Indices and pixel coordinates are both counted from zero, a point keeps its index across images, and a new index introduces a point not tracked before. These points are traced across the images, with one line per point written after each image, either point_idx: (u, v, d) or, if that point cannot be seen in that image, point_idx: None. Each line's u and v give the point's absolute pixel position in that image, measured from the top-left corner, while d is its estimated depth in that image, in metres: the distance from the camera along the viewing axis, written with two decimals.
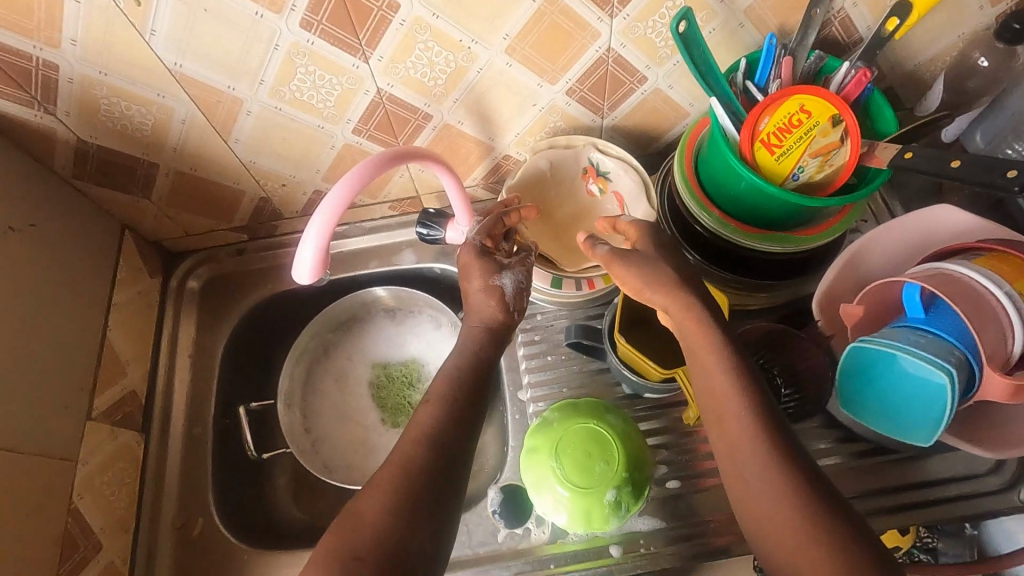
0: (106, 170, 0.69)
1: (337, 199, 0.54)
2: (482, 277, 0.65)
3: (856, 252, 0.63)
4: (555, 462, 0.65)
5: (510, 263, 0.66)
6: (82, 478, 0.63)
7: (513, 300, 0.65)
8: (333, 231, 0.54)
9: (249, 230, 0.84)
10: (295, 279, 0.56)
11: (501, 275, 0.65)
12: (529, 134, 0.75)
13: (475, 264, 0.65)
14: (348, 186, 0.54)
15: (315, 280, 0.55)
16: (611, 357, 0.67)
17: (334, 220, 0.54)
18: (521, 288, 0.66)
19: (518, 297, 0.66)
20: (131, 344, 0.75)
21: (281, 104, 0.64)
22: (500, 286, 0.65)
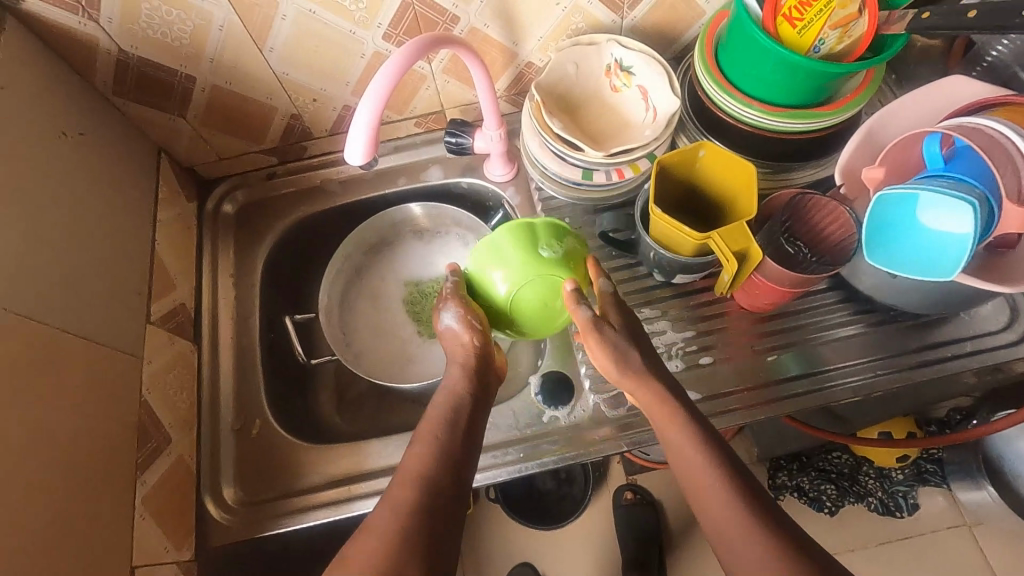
0: (144, 84, 0.71)
1: (385, 78, 0.56)
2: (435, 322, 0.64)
3: (877, 124, 0.66)
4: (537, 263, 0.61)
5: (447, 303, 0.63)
6: (148, 376, 0.66)
7: (464, 328, 0.62)
8: (382, 112, 0.57)
9: (280, 153, 0.86)
10: (347, 163, 0.58)
11: (442, 315, 0.63)
12: (551, 38, 0.77)
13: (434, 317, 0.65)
14: (394, 68, 0.56)
15: (366, 162, 0.58)
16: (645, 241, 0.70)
17: (383, 103, 0.56)
18: (463, 319, 0.62)
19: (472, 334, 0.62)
20: (177, 261, 0.77)
21: (315, 6, 0.66)
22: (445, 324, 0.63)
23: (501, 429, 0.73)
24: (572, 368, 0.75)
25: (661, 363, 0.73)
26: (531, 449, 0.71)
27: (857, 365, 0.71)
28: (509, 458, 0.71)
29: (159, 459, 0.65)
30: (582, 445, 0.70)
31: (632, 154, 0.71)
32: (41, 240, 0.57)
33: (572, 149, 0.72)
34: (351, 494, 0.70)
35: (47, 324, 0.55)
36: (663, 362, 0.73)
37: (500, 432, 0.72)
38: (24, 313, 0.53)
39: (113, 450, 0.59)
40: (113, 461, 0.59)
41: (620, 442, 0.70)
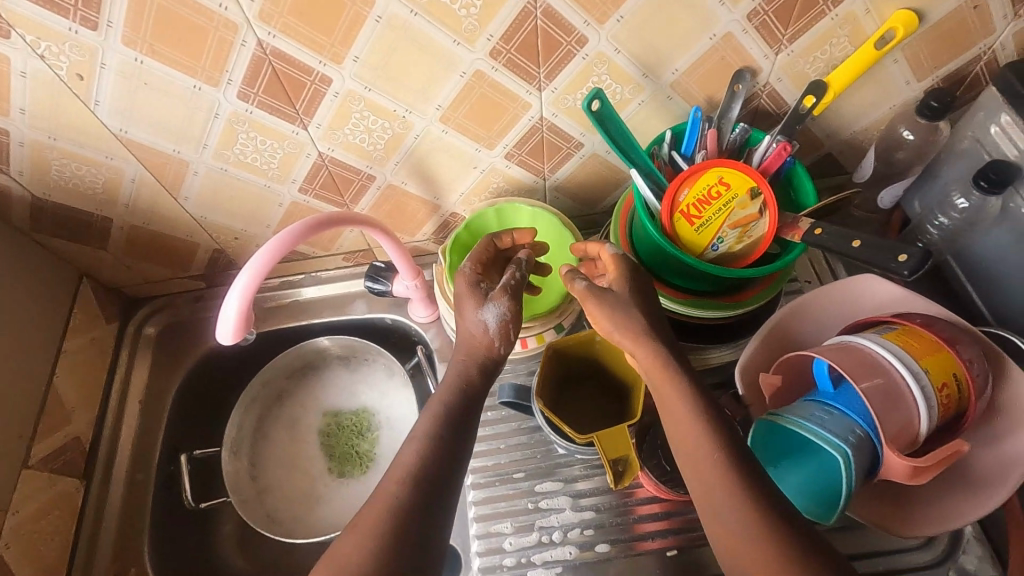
0: (60, 222, 0.72)
1: (259, 262, 0.56)
2: (468, 312, 0.60)
3: (780, 323, 0.64)
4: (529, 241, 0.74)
5: (492, 295, 0.60)
6: (12, 527, 0.64)
7: (498, 334, 0.60)
8: (254, 294, 0.56)
9: (207, 279, 0.87)
10: (217, 339, 0.57)
11: (483, 309, 0.59)
12: (473, 194, 0.77)
13: (466, 297, 0.61)
14: (277, 244, 0.56)
15: (236, 340, 0.57)
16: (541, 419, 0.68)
17: (258, 280, 0.56)
18: (507, 322, 0.59)
19: (504, 331, 0.60)
20: (79, 391, 0.76)
21: (226, 165, 0.67)
22: (483, 323, 0.59)
23: None
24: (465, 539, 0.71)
25: (555, 547, 0.69)
26: None
27: None
28: None
29: None
30: None
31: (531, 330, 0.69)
32: None
33: None
34: None
35: None
36: (556, 547, 0.69)
37: None
38: None
39: None
40: None
41: None
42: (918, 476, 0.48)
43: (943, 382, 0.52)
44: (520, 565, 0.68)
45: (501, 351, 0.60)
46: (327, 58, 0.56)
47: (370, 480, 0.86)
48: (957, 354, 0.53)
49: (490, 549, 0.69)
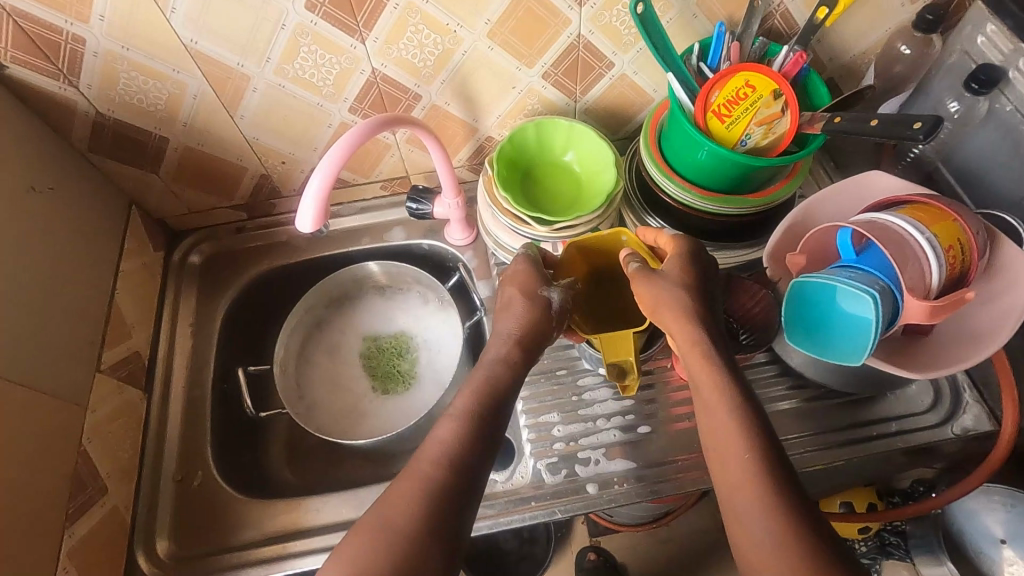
0: (120, 143, 0.75)
1: (334, 157, 0.60)
2: (534, 286, 0.64)
3: (805, 214, 0.70)
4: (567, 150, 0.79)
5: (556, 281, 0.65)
6: (91, 425, 0.67)
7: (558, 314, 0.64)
8: (331, 186, 0.61)
9: (249, 209, 0.90)
10: (297, 228, 0.62)
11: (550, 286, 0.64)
12: (509, 116, 0.83)
13: (529, 280, 0.65)
14: (344, 147, 0.61)
15: (315, 229, 0.62)
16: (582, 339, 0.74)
17: (332, 181, 0.61)
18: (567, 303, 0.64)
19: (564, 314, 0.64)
20: (136, 310, 0.79)
21: (284, 82, 0.71)
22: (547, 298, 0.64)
23: None
24: (515, 430, 0.77)
25: (599, 431, 0.75)
26: None
27: (790, 440, 0.73)
28: None
29: (92, 511, 0.65)
30: (518, 510, 0.71)
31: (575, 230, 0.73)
32: None
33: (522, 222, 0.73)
34: (285, 551, 0.70)
35: None
36: (600, 430, 0.75)
37: None
38: None
39: (42, 500, 0.59)
40: (39, 514, 0.58)
41: (554, 508, 0.71)
42: (934, 316, 0.56)
43: (952, 244, 0.59)
44: (570, 449, 0.74)
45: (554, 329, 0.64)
46: None
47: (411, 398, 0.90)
48: (962, 223, 0.60)
49: (540, 437, 0.75)
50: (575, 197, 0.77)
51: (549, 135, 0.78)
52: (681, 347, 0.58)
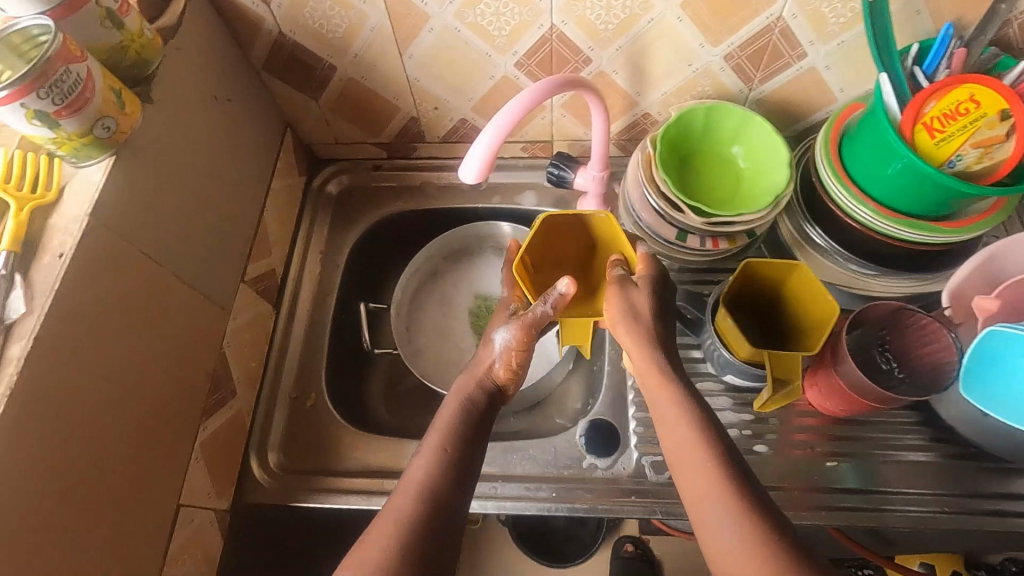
0: (292, 65, 0.76)
1: (513, 110, 0.58)
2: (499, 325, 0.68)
3: (1002, 251, 0.62)
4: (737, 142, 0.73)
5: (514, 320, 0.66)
6: (231, 331, 0.71)
7: (501, 359, 0.65)
8: (503, 141, 0.59)
9: (390, 149, 0.91)
10: (460, 177, 0.60)
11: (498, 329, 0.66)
12: (674, 95, 0.78)
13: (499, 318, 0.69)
14: (520, 106, 0.59)
15: (477, 181, 0.60)
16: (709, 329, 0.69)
17: (503, 139, 0.59)
18: (511, 351, 0.64)
19: (507, 356, 0.64)
20: (278, 229, 0.83)
21: (461, 26, 0.70)
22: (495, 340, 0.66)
23: (539, 464, 0.72)
24: (622, 420, 0.74)
25: None
26: (564, 491, 0.70)
27: (920, 495, 0.67)
28: (541, 494, 0.70)
29: (222, 411, 0.69)
30: (616, 500, 0.69)
31: (735, 227, 0.68)
32: (177, 192, 0.61)
33: (676, 211, 0.69)
34: (382, 487, 0.72)
35: (166, 268, 0.59)
36: None
37: (537, 465, 0.72)
38: (147, 250, 0.57)
39: (186, 393, 0.62)
40: (183, 404, 0.62)
41: (655, 508, 0.68)
42: None
43: None
44: None
45: (502, 375, 0.65)
46: None
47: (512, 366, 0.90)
48: None
49: (649, 433, 0.72)
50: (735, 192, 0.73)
51: (720, 122, 0.72)
52: (638, 367, 0.60)
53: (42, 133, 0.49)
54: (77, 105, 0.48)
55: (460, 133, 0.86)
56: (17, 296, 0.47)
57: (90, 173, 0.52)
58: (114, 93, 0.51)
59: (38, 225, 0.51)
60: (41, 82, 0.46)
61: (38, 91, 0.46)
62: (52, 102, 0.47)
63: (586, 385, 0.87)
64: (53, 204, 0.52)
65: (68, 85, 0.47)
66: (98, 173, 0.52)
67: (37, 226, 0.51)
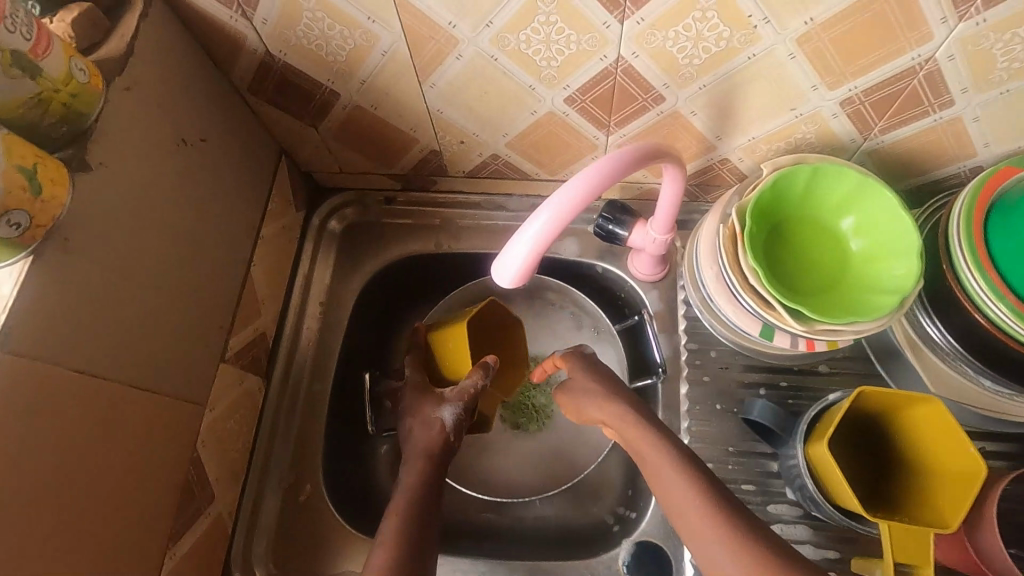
0: (283, 89, 0.61)
1: (575, 196, 0.43)
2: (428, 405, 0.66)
3: None
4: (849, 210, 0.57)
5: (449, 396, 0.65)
6: (207, 424, 0.58)
7: (453, 431, 0.64)
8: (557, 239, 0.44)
9: (405, 181, 0.76)
10: (496, 281, 0.46)
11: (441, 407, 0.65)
12: (764, 142, 0.61)
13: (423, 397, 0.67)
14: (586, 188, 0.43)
15: (518, 286, 0.46)
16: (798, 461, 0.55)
17: (557, 230, 0.43)
18: (461, 422, 0.64)
19: (459, 427, 0.65)
20: (270, 283, 0.69)
21: (498, 54, 0.53)
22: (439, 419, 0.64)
23: None
24: (674, 543, 0.62)
25: None
26: None
27: None
28: None
29: (197, 523, 0.57)
30: None
31: (841, 336, 0.53)
32: (129, 278, 0.48)
33: (766, 307, 0.54)
34: None
35: (116, 380, 0.47)
36: None
37: None
38: (86, 368, 0.44)
39: (148, 523, 0.51)
40: (144, 538, 0.50)
41: None
42: None
43: None
44: None
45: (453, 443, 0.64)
46: None
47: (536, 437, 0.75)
48: None
49: None
50: (839, 275, 0.57)
51: (829, 181, 0.56)
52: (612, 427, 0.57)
53: None
54: None
55: (490, 169, 0.71)
56: None
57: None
58: (24, 174, 0.37)
59: None
60: None
61: None
62: None
63: (629, 462, 0.72)
64: None
65: None
66: (8, 282, 0.39)
67: None
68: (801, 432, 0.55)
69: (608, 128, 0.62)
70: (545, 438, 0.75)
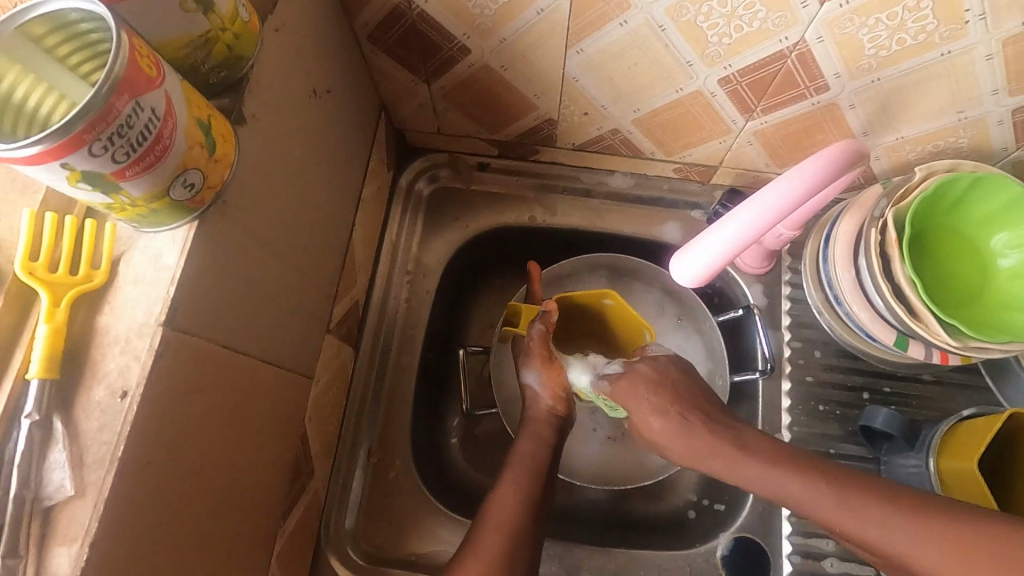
0: (408, 40, 0.55)
1: (773, 212, 0.44)
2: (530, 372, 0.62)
3: None
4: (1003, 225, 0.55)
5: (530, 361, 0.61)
6: (312, 398, 0.55)
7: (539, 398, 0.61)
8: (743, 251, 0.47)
9: (505, 147, 0.71)
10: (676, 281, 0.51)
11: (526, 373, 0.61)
12: (911, 143, 0.58)
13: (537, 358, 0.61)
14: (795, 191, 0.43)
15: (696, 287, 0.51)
16: (923, 470, 0.55)
17: (756, 231, 0.46)
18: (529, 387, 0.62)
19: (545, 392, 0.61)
20: (363, 250, 0.65)
21: (669, 24, 0.49)
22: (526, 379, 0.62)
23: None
24: (773, 540, 0.62)
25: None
26: None
27: None
28: None
29: (300, 500, 0.55)
30: None
31: (986, 353, 0.52)
32: (268, 245, 0.43)
33: (913, 319, 0.53)
34: None
35: (252, 356, 0.43)
36: None
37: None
38: (232, 343, 0.40)
39: (267, 503, 0.48)
40: (264, 518, 0.48)
41: None
42: None
43: None
44: None
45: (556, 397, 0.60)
46: None
47: (601, 422, 0.71)
48: None
49: (808, 563, 0.61)
50: (978, 291, 0.55)
51: (983, 194, 0.54)
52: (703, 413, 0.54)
53: (90, 198, 0.30)
54: (151, 159, 0.30)
55: (604, 143, 0.67)
56: (60, 460, 0.30)
57: (160, 248, 0.34)
58: (202, 128, 0.32)
59: (84, 327, 0.33)
60: (99, 131, 0.27)
61: (93, 145, 0.27)
62: (113, 159, 0.28)
63: None
64: (103, 290, 0.34)
65: (139, 130, 0.28)
66: (173, 250, 0.34)
67: (82, 328, 0.33)
68: (932, 446, 0.55)
69: (752, 113, 0.58)
70: (608, 425, 0.71)
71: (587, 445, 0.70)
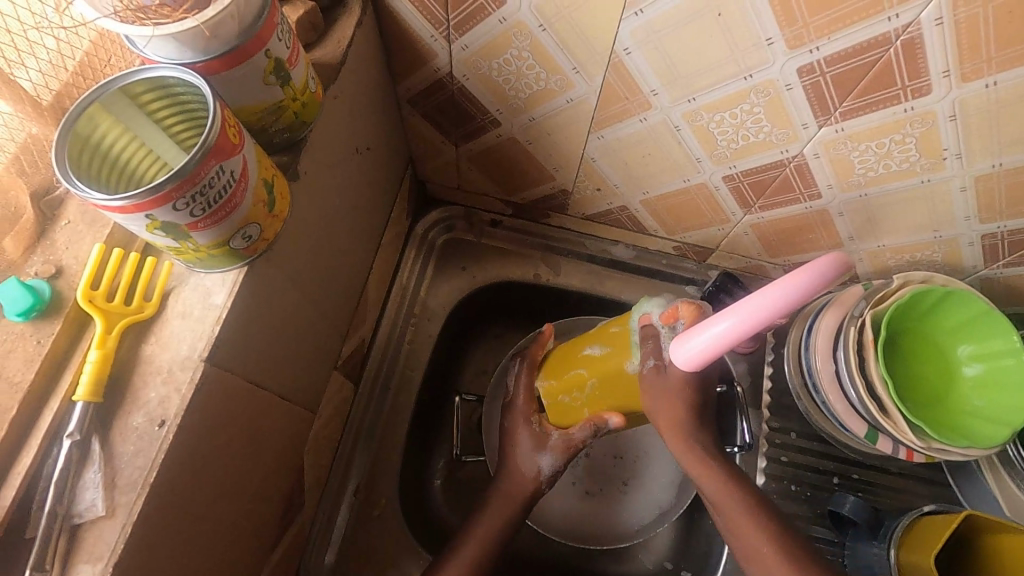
0: (445, 107, 0.60)
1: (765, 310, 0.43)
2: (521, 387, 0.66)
3: None
4: (971, 334, 0.59)
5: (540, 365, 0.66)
6: (313, 430, 0.58)
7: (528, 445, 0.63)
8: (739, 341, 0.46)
9: (519, 208, 0.75)
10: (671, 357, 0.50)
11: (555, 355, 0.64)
12: (891, 252, 0.63)
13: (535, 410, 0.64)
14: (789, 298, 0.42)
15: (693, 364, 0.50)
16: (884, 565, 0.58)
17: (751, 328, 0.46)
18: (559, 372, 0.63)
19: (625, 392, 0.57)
20: (375, 290, 0.68)
21: (683, 126, 0.54)
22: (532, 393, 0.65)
23: None
24: None
25: None
26: None
27: None
28: None
29: (288, 529, 0.56)
30: None
31: (947, 455, 0.57)
32: (299, 288, 0.46)
33: (882, 416, 0.57)
34: None
35: (269, 391, 0.45)
36: None
37: None
38: (254, 377, 0.42)
39: (260, 533, 0.49)
40: (254, 547, 0.49)
41: None
42: None
43: None
44: None
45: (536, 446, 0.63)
46: (960, 70, 0.42)
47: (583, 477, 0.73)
48: None
49: None
50: (940, 394, 0.60)
51: (957, 305, 0.59)
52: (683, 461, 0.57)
53: (159, 241, 0.33)
54: (221, 215, 0.33)
55: (612, 216, 0.72)
56: (94, 480, 0.32)
57: (210, 287, 0.37)
58: (266, 187, 0.36)
59: (128, 355, 0.36)
60: (185, 190, 0.30)
61: (177, 202, 0.30)
62: (190, 214, 0.31)
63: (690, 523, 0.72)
64: (150, 321, 0.37)
65: (217, 191, 0.32)
66: (222, 290, 0.37)
67: (126, 355, 0.36)
68: (893, 535, 0.58)
69: (750, 209, 0.63)
70: (590, 480, 0.73)
71: (567, 500, 0.72)
